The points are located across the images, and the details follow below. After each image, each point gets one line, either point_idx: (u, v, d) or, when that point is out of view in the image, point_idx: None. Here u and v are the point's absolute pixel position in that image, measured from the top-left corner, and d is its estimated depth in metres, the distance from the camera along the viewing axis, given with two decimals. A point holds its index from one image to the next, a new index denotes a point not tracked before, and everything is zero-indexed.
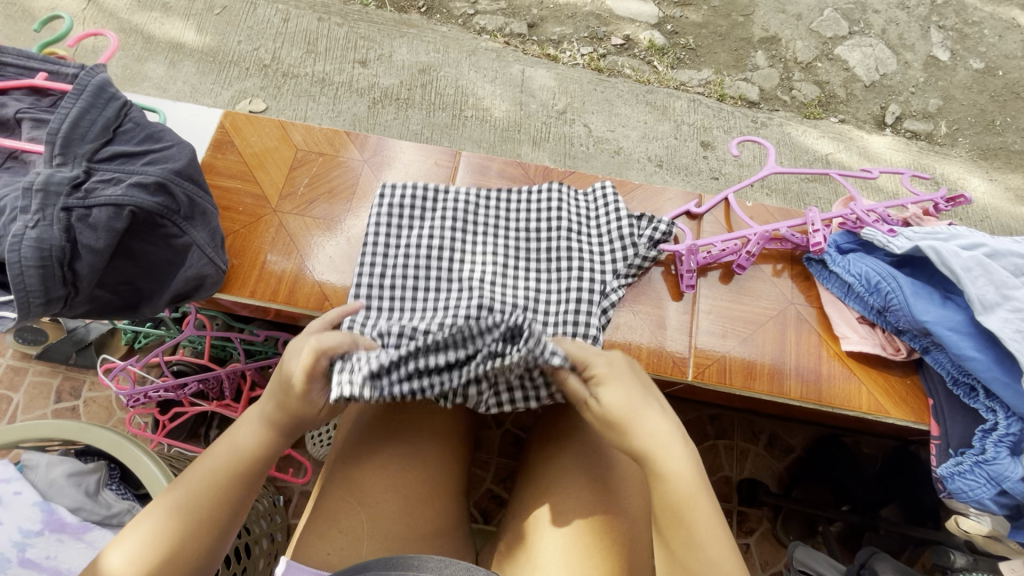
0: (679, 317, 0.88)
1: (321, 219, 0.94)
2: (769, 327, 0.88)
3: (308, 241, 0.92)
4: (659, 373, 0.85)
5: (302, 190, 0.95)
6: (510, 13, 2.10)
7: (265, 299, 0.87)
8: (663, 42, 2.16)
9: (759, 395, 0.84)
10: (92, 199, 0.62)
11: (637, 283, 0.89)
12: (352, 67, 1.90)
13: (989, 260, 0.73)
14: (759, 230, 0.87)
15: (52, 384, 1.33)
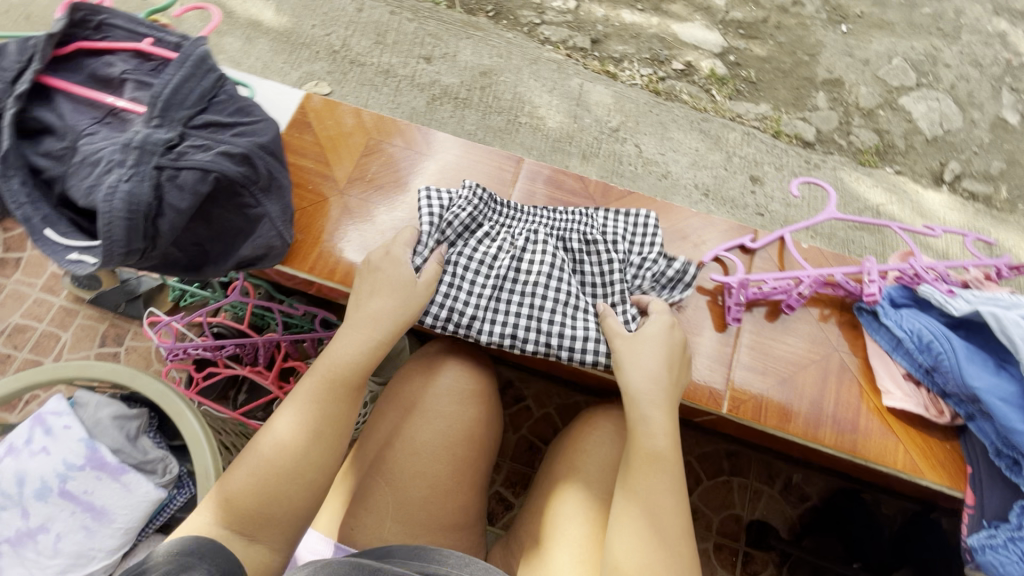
0: (720, 349, 0.88)
1: (386, 207, 0.97)
2: (810, 372, 0.87)
3: (367, 226, 0.95)
4: (695, 403, 0.85)
5: (369, 177, 0.99)
6: (575, 27, 2.15)
7: (322, 276, 0.90)
8: (724, 72, 2.16)
9: (792, 438, 0.83)
10: (182, 162, 0.66)
11: (683, 308, 0.90)
12: (416, 62, 1.95)
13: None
14: (814, 273, 0.87)
15: (99, 329, 1.41)
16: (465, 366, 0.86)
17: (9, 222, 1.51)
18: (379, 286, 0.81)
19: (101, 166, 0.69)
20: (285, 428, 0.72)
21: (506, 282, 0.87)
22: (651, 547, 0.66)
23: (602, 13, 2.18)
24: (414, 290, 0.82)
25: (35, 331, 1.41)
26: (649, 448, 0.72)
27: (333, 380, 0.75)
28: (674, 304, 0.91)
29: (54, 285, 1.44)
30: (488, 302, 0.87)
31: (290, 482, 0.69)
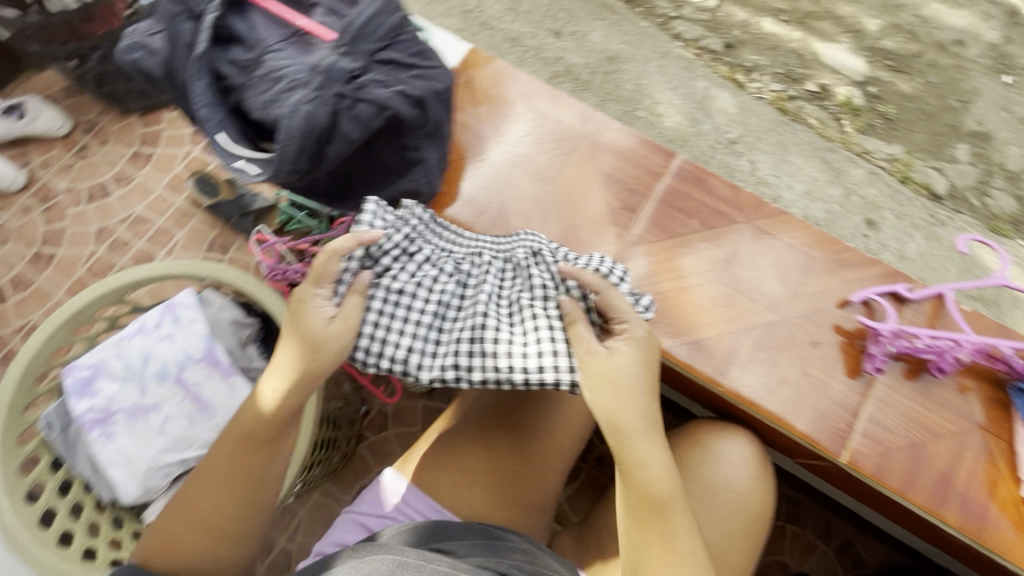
0: (850, 395, 0.83)
1: (532, 174, 0.92)
2: (943, 443, 0.81)
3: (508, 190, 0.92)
4: (815, 445, 0.81)
5: (522, 141, 0.95)
6: (711, 27, 2.06)
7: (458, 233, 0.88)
8: (860, 103, 2.02)
9: (912, 506, 0.77)
10: (362, 94, 0.67)
11: (817, 344, 0.85)
12: (544, 36, 1.92)
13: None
14: (978, 340, 0.82)
15: (209, 235, 1.50)
16: None
17: (147, 118, 1.61)
18: (293, 330, 0.70)
19: (283, 83, 0.71)
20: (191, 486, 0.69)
21: (449, 304, 0.77)
22: (672, 543, 0.63)
23: (742, 18, 2.07)
24: (329, 333, 0.70)
25: (153, 224, 1.51)
26: (642, 470, 0.65)
27: (232, 449, 0.69)
28: (811, 340, 0.86)
29: (177, 186, 1.54)
30: (427, 330, 0.76)
31: (209, 539, 0.68)
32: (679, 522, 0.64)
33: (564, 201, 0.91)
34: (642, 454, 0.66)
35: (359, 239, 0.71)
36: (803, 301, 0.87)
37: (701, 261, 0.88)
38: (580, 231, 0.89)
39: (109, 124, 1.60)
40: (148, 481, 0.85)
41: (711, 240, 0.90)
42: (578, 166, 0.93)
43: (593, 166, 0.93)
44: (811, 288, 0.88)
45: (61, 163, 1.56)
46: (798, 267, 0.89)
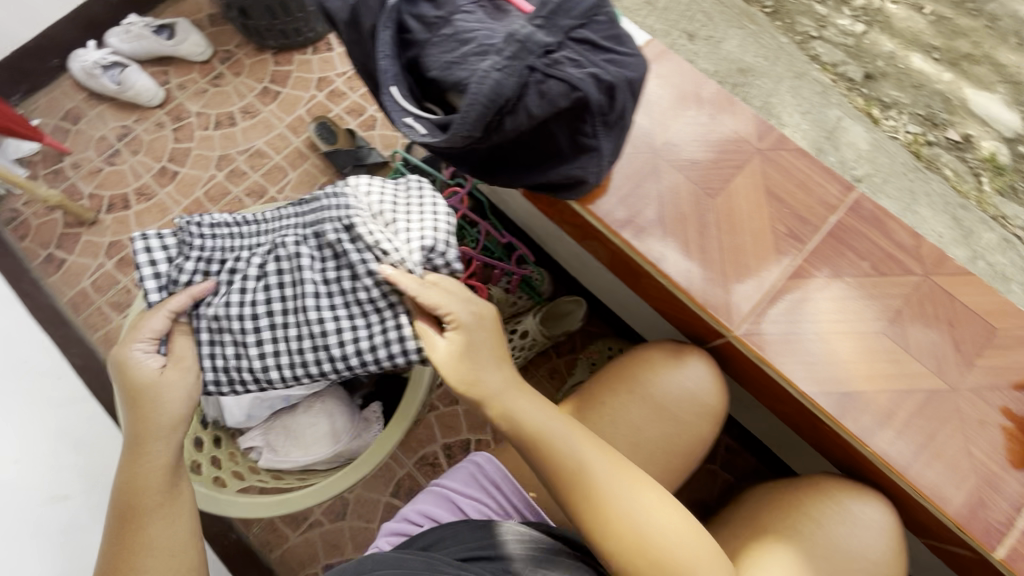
0: (1013, 488, 0.76)
1: (698, 182, 0.88)
2: None
3: (668, 193, 0.87)
4: (965, 532, 0.74)
5: (689, 145, 0.90)
6: (853, 54, 1.92)
7: (608, 229, 0.85)
8: (1006, 161, 1.84)
9: None
10: (553, 70, 0.65)
11: (983, 424, 0.78)
12: (676, 36, 1.85)
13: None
14: None
15: (319, 179, 1.54)
16: (713, 377, 0.86)
17: (280, 58, 1.65)
18: (133, 404, 0.75)
19: (471, 47, 0.70)
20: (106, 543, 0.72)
21: (289, 302, 0.81)
22: (606, 506, 0.70)
23: (890, 48, 1.92)
24: (184, 382, 0.78)
25: (270, 160, 1.56)
26: (563, 443, 0.74)
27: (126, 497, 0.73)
28: (977, 419, 0.78)
29: (297, 127, 1.59)
30: (269, 333, 0.81)
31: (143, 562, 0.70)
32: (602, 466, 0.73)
33: (726, 219, 0.86)
34: (523, 414, 0.76)
35: (192, 295, 0.79)
36: (964, 371, 0.80)
37: (863, 307, 0.83)
38: (744, 252, 0.84)
39: (244, 57, 1.66)
40: (254, 409, 0.95)
41: (875, 287, 0.84)
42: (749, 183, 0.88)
43: (762, 184, 0.88)
44: (974, 358, 0.81)
45: (195, 86, 1.63)
46: (963, 334, 0.82)
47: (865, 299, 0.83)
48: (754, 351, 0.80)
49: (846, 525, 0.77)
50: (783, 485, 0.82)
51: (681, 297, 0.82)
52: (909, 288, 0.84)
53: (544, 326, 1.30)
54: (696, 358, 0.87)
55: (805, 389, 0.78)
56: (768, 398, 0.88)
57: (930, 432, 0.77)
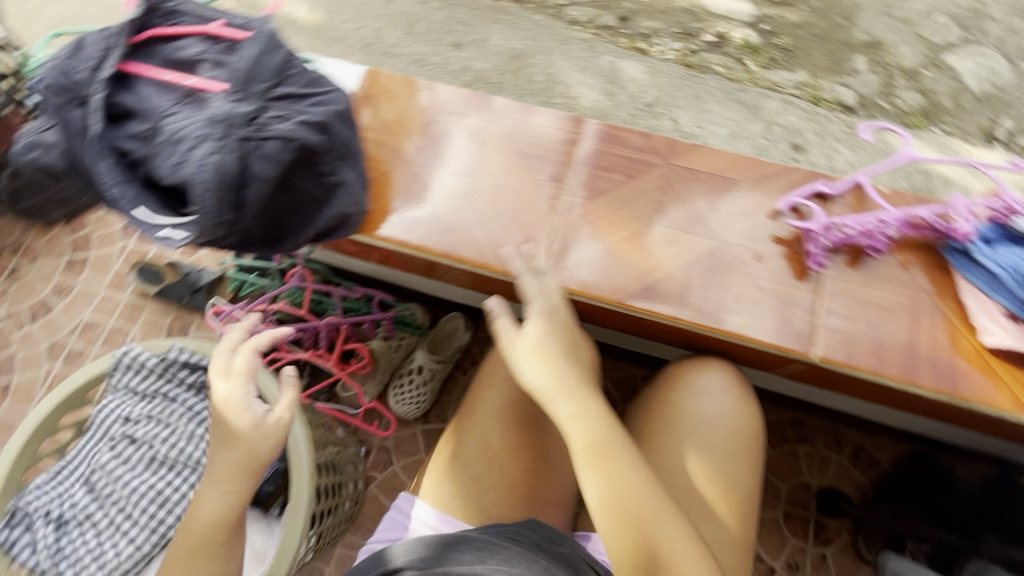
0: (804, 295, 0.89)
1: (459, 172, 0.98)
2: (901, 315, 0.89)
3: (430, 187, 0.97)
4: (786, 350, 0.87)
5: (430, 140, 1.01)
6: (603, 6, 2.14)
7: (394, 244, 0.94)
8: (757, 41, 2.14)
9: (890, 380, 0.84)
10: (265, 132, 0.69)
11: (762, 256, 0.91)
12: (447, 50, 1.97)
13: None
14: (897, 214, 0.90)
15: (164, 321, 1.47)
16: (573, 336, 0.92)
17: (73, 225, 1.57)
18: (224, 438, 0.78)
19: (185, 143, 0.71)
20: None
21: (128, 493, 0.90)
22: (644, 549, 0.68)
23: None
24: (262, 435, 0.78)
25: (106, 326, 1.47)
26: (624, 480, 0.70)
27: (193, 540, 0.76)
28: (756, 255, 0.92)
29: (120, 282, 1.51)
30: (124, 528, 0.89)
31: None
32: (670, 526, 0.69)
33: (491, 188, 0.97)
34: (573, 431, 0.72)
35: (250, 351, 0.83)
36: (742, 222, 0.94)
37: (640, 207, 0.95)
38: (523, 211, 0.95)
39: (34, 240, 1.56)
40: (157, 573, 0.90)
41: (632, 186, 0.97)
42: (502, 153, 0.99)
43: (510, 147, 1.00)
44: (748, 208, 0.94)
45: None
46: (714, 193, 0.96)
47: (634, 204, 0.95)
48: (563, 287, 0.90)
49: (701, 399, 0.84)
50: (648, 391, 0.88)
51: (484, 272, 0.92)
52: (661, 172, 0.97)
53: (435, 351, 1.32)
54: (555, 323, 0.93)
55: (614, 296, 0.89)
56: (602, 315, 0.99)
57: (723, 283, 0.90)
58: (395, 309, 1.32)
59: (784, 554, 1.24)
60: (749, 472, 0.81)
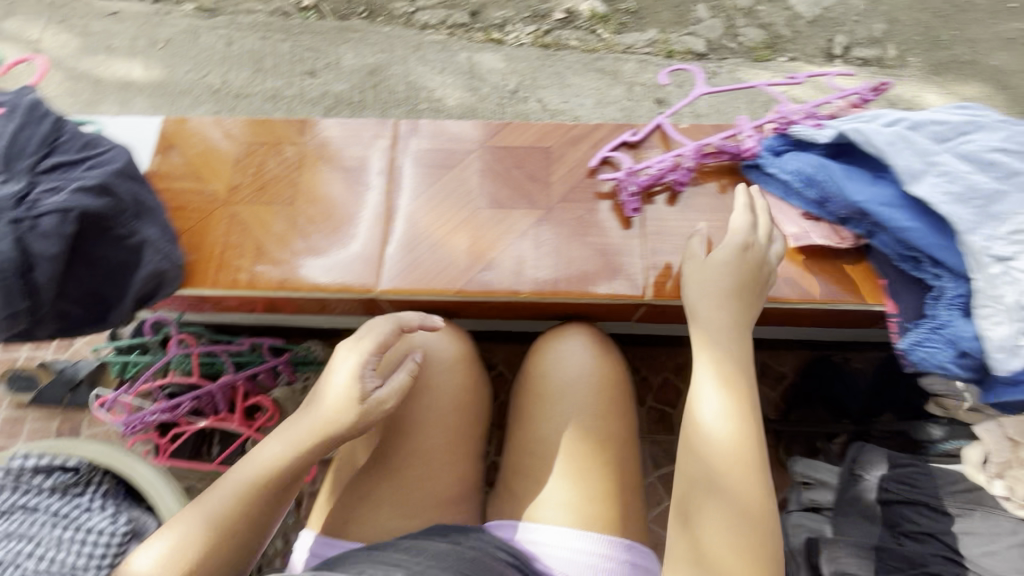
0: (629, 241, 0.95)
1: (274, 201, 0.97)
2: (718, 237, 0.96)
3: (255, 225, 0.96)
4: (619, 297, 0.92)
5: (250, 179, 0.99)
6: (451, 5, 2.15)
7: (225, 288, 0.92)
8: (604, 10, 2.20)
9: (717, 300, 0.91)
10: (38, 209, 0.73)
11: (585, 215, 0.96)
12: (301, 80, 1.92)
13: (904, 136, 0.83)
14: (693, 146, 0.97)
15: (52, 426, 1.36)
16: (449, 334, 0.96)
17: None
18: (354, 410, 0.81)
19: None
20: (192, 530, 0.74)
21: None
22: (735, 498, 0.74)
23: None
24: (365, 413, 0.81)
25: None
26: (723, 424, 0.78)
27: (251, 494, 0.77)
28: (581, 216, 0.97)
29: None
30: None
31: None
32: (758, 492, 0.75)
33: (316, 209, 0.97)
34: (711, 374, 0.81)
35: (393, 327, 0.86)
36: (560, 183, 0.99)
37: (458, 195, 0.98)
38: (342, 223, 0.96)
39: None
40: None
41: (455, 177, 0.99)
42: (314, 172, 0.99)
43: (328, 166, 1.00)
44: (567, 168, 1.00)
45: None
46: (532, 167, 1.00)
47: (458, 195, 0.98)
48: (402, 290, 0.92)
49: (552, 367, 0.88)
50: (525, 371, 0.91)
51: (318, 294, 0.92)
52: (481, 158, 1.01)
53: None
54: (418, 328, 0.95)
55: (449, 286, 0.92)
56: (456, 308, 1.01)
57: (555, 248, 0.94)
58: (291, 351, 1.28)
59: None
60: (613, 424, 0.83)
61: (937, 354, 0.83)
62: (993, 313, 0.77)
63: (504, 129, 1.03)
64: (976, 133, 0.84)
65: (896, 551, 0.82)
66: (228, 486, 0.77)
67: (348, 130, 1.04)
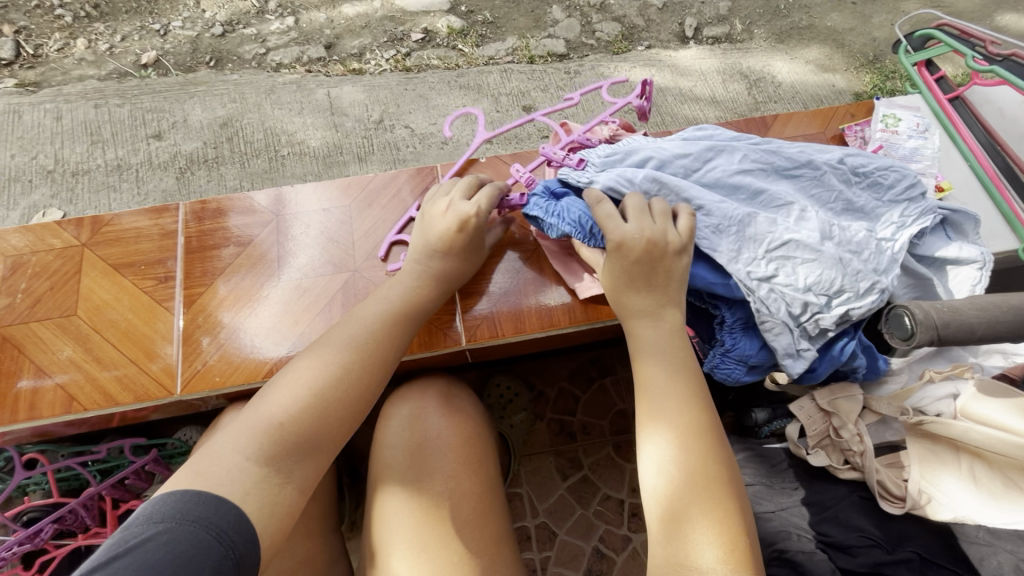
0: None
1: (52, 314, 0.94)
2: (526, 271, 1.01)
3: (36, 346, 0.92)
4: (433, 348, 0.96)
5: (20, 295, 0.95)
6: (303, 41, 2.07)
7: (5, 422, 0.87)
8: (461, 24, 2.19)
9: (530, 334, 0.96)
10: None
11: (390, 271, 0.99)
12: (147, 144, 1.81)
13: (659, 177, 0.88)
14: None
15: None
16: None
17: None
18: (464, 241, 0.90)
19: None
20: (310, 375, 0.74)
21: None
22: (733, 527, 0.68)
23: (323, 16, 2.11)
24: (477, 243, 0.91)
25: None
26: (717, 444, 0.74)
27: (353, 343, 0.78)
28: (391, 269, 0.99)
29: None
30: None
31: (303, 448, 0.70)
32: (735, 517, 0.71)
33: (106, 316, 0.94)
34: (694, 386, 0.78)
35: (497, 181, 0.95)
36: (361, 245, 1.01)
37: (256, 275, 0.98)
38: (136, 328, 0.93)
39: None
40: None
41: (249, 260, 0.99)
42: (92, 276, 0.96)
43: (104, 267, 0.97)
44: (365, 228, 1.02)
45: None
46: (327, 234, 1.02)
47: (260, 276, 0.98)
48: (206, 388, 0.90)
49: (390, 430, 0.81)
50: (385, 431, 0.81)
51: (113, 409, 0.89)
52: (272, 234, 1.02)
53: None
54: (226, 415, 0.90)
55: (255, 373, 0.91)
56: None
57: None
58: (159, 445, 1.18)
59: (626, 482, 1.31)
60: (466, 476, 0.77)
61: (733, 370, 0.87)
62: (775, 325, 0.82)
63: (290, 198, 1.04)
64: (717, 160, 0.90)
65: None
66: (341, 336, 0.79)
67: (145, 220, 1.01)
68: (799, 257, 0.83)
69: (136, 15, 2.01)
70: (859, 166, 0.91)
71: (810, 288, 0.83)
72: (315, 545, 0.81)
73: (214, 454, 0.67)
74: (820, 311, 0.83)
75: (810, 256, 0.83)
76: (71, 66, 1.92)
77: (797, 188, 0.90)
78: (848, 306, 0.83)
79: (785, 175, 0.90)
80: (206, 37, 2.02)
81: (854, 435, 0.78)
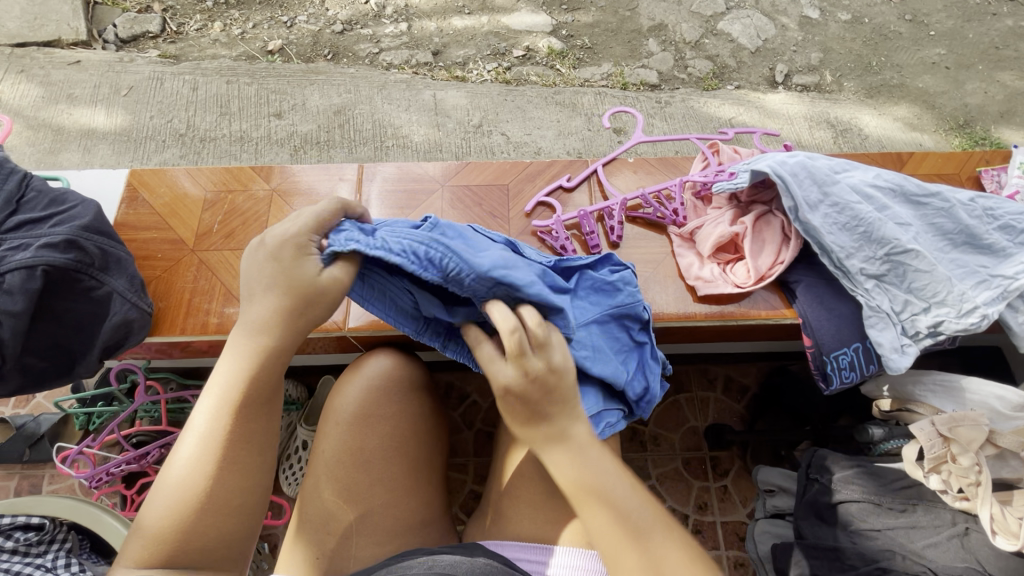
0: None
1: (242, 246, 1.05)
2: (665, 263, 1.04)
3: (220, 272, 1.03)
4: None
5: (213, 227, 1.07)
6: (414, 46, 2.21)
7: (194, 333, 0.97)
8: (561, 46, 2.31)
9: (667, 321, 0.98)
10: (6, 265, 0.79)
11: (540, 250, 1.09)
12: (268, 121, 1.96)
13: (812, 168, 0.92)
14: (618, 200, 1.06)
15: (10, 486, 1.29)
16: (395, 356, 0.88)
17: None
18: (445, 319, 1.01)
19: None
20: (195, 440, 0.68)
21: None
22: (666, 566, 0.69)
23: (434, 26, 2.26)
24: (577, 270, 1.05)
25: None
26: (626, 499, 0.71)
27: (229, 398, 0.69)
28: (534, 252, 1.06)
29: None
30: None
31: (214, 518, 0.66)
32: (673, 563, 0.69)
33: None
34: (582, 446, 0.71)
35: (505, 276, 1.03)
36: (517, 221, 1.10)
37: None
38: None
39: None
40: None
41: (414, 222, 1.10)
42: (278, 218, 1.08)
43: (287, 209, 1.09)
44: (518, 206, 1.12)
45: None
46: (488, 207, 1.11)
47: None
48: (369, 327, 1.01)
49: None
50: None
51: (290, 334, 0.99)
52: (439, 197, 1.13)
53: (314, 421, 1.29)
54: (378, 358, 0.87)
55: None
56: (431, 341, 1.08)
57: None
58: None
59: (692, 497, 1.32)
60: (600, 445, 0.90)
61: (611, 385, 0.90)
62: (879, 320, 0.88)
63: (463, 168, 1.16)
64: (855, 171, 0.94)
65: (852, 547, 0.82)
66: (211, 389, 0.70)
67: (315, 178, 1.13)
68: (915, 266, 0.88)
69: (268, 7, 2.19)
70: (990, 209, 0.93)
71: (915, 290, 0.88)
72: (433, 491, 0.84)
73: (171, 476, 0.67)
74: (919, 311, 0.88)
75: (927, 267, 0.87)
76: (207, 45, 2.10)
77: (921, 215, 0.93)
78: (945, 318, 0.86)
79: (913, 200, 0.93)
80: (327, 32, 2.19)
81: (972, 465, 0.83)
